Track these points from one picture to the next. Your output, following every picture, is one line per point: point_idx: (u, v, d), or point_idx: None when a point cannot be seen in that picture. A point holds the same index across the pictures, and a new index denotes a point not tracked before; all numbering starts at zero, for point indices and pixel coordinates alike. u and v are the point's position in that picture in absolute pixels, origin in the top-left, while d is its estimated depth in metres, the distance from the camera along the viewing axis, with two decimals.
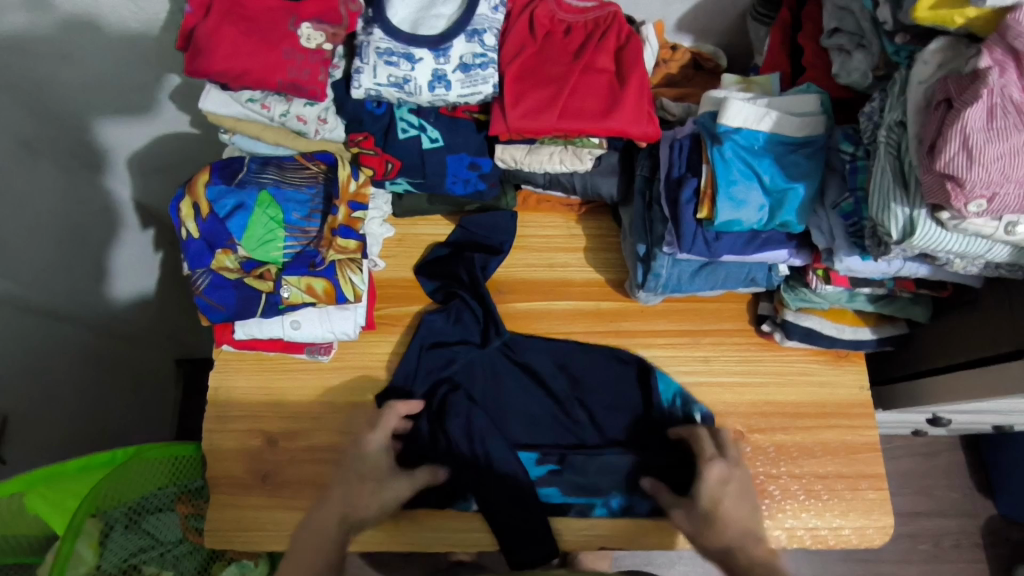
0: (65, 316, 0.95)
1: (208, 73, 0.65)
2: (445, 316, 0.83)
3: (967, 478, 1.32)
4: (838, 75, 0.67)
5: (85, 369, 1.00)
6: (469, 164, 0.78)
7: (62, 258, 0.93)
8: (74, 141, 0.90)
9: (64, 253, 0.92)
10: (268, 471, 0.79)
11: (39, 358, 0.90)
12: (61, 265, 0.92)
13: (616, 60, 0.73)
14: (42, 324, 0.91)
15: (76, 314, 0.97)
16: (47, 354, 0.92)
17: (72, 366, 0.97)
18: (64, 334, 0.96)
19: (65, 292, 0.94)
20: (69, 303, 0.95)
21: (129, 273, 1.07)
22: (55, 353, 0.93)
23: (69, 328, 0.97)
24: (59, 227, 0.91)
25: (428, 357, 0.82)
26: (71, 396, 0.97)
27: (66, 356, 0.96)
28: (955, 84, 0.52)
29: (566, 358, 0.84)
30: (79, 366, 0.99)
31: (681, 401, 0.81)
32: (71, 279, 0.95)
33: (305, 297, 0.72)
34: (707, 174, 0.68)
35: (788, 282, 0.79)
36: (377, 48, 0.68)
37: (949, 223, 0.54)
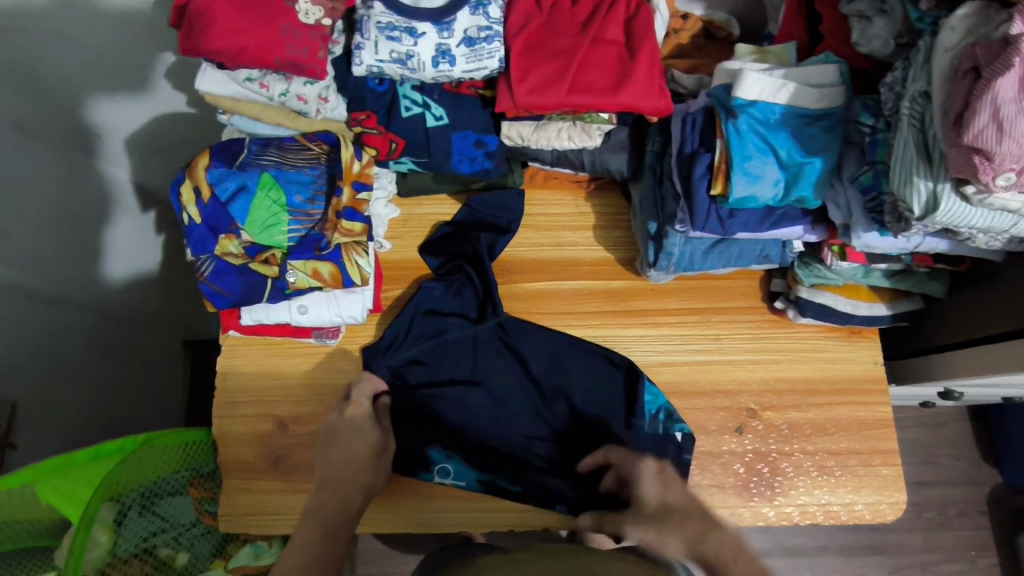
0: (71, 302, 0.94)
1: (204, 53, 0.62)
2: (444, 286, 0.82)
3: (973, 447, 1.32)
4: (857, 44, 0.65)
5: (92, 355, 0.99)
6: (475, 141, 0.76)
7: (63, 243, 0.91)
8: (66, 122, 0.89)
9: (64, 237, 0.91)
10: (280, 455, 0.78)
11: (46, 344, 0.89)
12: (63, 250, 0.91)
13: (626, 31, 0.70)
14: (48, 310, 0.90)
15: (82, 300, 0.96)
16: (56, 340, 0.91)
17: (79, 351, 0.97)
18: (71, 320, 0.95)
19: (70, 277, 0.93)
20: (74, 288, 0.94)
21: (131, 256, 1.06)
22: (63, 338, 0.93)
23: (75, 313, 0.96)
24: (56, 211, 0.90)
25: (422, 322, 0.81)
26: (79, 381, 0.96)
27: (73, 341, 0.95)
28: (984, 51, 0.49)
29: (559, 351, 0.83)
30: (86, 351, 0.98)
31: (665, 415, 0.79)
32: (74, 264, 0.94)
33: (312, 281, 0.71)
34: (721, 149, 0.66)
35: (802, 258, 0.78)
36: (378, 23, 0.66)
37: (974, 198, 0.52)
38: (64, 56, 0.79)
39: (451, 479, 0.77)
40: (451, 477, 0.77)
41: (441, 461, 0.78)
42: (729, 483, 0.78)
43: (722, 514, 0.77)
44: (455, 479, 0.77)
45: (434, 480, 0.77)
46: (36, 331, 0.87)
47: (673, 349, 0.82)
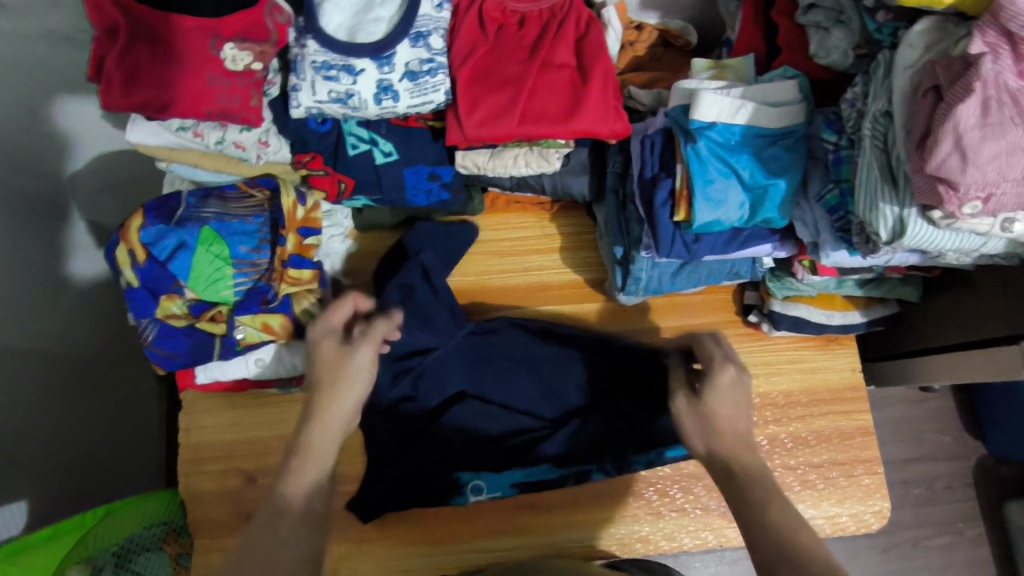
0: (40, 354, 0.90)
1: (127, 108, 0.59)
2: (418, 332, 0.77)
3: (957, 420, 1.33)
4: (816, 55, 0.62)
5: (71, 401, 0.95)
6: (429, 175, 0.73)
7: (22, 300, 0.86)
8: (14, 171, 0.82)
9: (22, 294, 0.86)
10: (251, 511, 0.76)
11: (18, 403, 0.85)
12: (20, 306, 0.86)
13: (577, 52, 0.67)
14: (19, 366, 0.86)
15: (51, 349, 0.92)
16: (30, 399, 0.87)
17: (57, 404, 0.92)
18: (45, 373, 0.90)
19: (29, 332, 0.88)
20: (35, 342, 0.89)
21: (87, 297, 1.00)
22: (33, 394, 0.88)
23: (47, 369, 0.91)
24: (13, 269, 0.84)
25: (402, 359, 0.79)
26: (55, 441, 0.92)
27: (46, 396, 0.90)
28: (945, 70, 0.47)
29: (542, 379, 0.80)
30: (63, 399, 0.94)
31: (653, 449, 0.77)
32: (33, 319, 0.88)
33: (262, 336, 0.68)
34: (682, 174, 0.64)
35: (773, 272, 0.75)
36: (313, 63, 0.62)
37: (941, 222, 0.50)
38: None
39: (486, 493, 0.76)
40: (485, 491, 0.76)
41: (471, 480, 0.76)
42: (713, 504, 0.77)
43: (708, 536, 0.76)
44: (491, 492, 0.76)
45: (470, 501, 0.76)
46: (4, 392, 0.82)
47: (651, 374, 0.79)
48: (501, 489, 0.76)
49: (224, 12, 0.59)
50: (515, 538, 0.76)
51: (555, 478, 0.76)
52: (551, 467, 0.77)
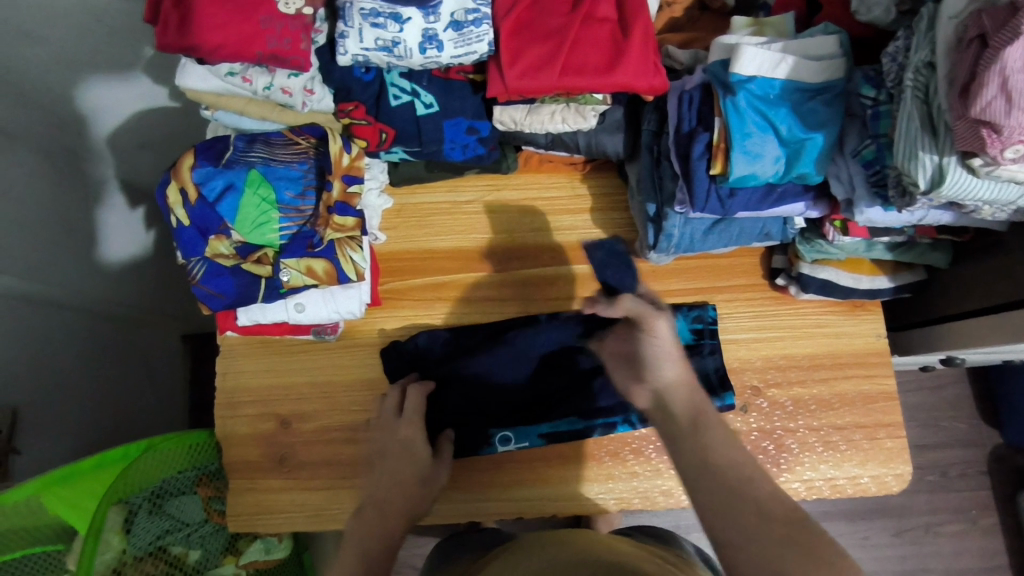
0: (69, 304, 0.92)
1: (181, 48, 0.60)
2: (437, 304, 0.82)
3: (974, 408, 1.33)
4: (856, 12, 0.62)
5: (95, 355, 0.98)
6: (467, 128, 0.74)
7: (53, 247, 0.88)
8: (56, 120, 0.84)
9: (53, 243, 0.88)
10: (285, 453, 0.78)
11: (48, 349, 0.87)
12: (53, 253, 0.88)
13: (618, 7, 0.68)
14: (48, 314, 0.88)
15: (79, 301, 0.94)
16: (59, 344, 0.90)
17: (82, 356, 0.95)
18: (72, 323, 0.93)
19: (60, 280, 0.90)
20: (66, 292, 0.91)
21: (115, 249, 1.02)
22: (63, 343, 0.90)
23: (74, 317, 0.94)
24: (46, 215, 0.86)
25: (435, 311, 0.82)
26: (81, 388, 0.94)
27: (73, 343, 0.93)
28: (991, 18, 0.47)
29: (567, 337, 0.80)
30: (88, 349, 0.96)
31: None
32: (64, 269, 0.90)
33: (305, 280, 0.70)
34: (720, 128, 0.64)
35: (804, 234, 0.76)
36: (361, 10, 0.64)
37: (981, 170, 0.51)
38: (32, 53, 0.75)
39: (514, 444, 0.77)
40: (513, 442, 0.77)
41: (500, 431, 0.77)
42: None
43: None
44: (518, 442, 0.77)
45: (499, 451, 0.77)
46: (34, 337, 0.85)
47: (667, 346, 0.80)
48: (529, 438, 0.77)
49: None
50: (540, 489, 0.78)
51: (580, 428, 0.77)
52: (576, 419, 0.78)
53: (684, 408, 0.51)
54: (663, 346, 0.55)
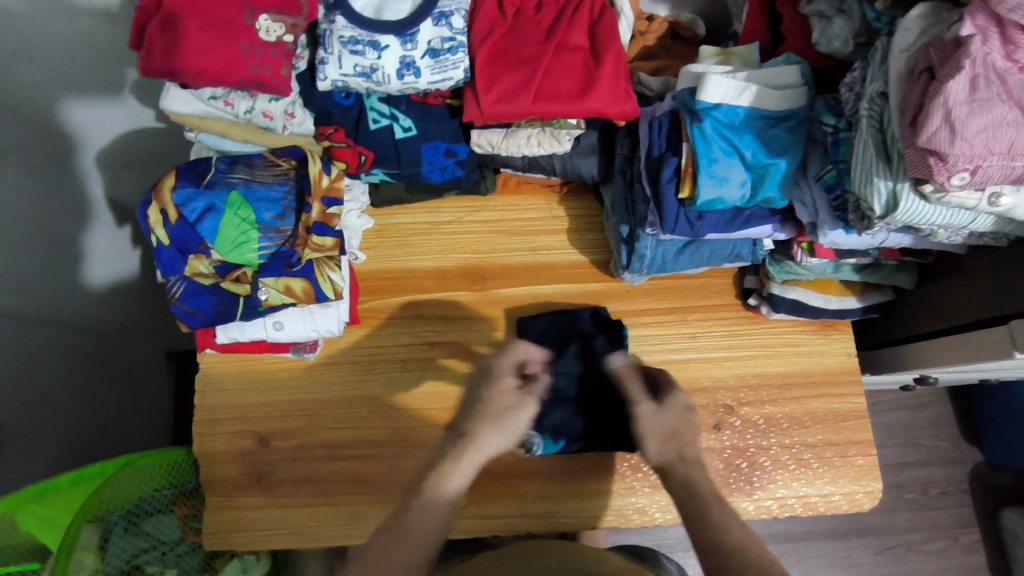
0: (53, 321, 0.93)
1: (163, 73, 0.62)
2: (414, 326, 0.83)
3: (952, 427, 1.34)
4: (817, 43, 0.65)
5: (79, 375, 0.98)
6: (445, 151, 0.76)
7: (43, 263, 0.88)
8: (52, 142, 0.85)
9: (43, 261, 0.88)
10: (263, 470, 0.78)
11: (33, 371, 0.88)
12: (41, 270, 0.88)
13: (590, 36, 0.70)
14: (34, 333, 0.88)
15: (63, 320, 0.95)
16: (40, 364, 0.90)
17: (64, 373, 0.95)
18: (57, 340, 0.93)
19: (48, 297, 0.90)
20: (52, 307, 0.91)
21: (106, 258, 1.03)
22: (47, 360, 0.91)
23: (56, 333, 0.94)
24: (38, 234, 0.87)
25: (419, 329, 0.83)
26: (64, 404, 0.95)
27: (54, 362, 0.93)
28: (938, 52, 0.50)
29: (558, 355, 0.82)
30: (70, 368, 0.97)
31: None
32: (52, 288, 0.91)
33: (284, 298, 0.71)
34: (687, 153, 0.67)
35: (773, 256, 0.79)
36: (341, 37, 0.66)
37: (931, 196, 0.53)
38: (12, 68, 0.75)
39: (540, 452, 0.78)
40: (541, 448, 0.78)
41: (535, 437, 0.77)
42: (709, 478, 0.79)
43: None
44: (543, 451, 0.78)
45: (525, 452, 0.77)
46: (17, 353, 0.85)
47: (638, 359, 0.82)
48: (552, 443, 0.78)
49: None
50: (517, 504, 0.78)
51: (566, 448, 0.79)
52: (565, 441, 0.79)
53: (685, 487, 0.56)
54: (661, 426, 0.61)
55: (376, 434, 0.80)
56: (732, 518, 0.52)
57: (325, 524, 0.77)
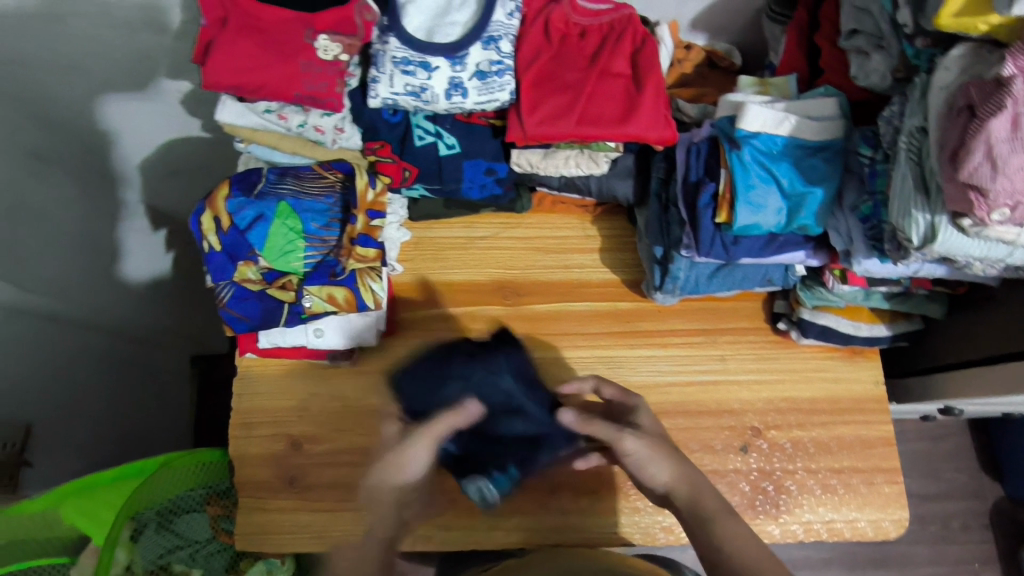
0: (88, 322, 0.96)
1: (224, 86, 0.65)
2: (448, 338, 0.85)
3: (974, 460, 1.33)
4: (856, 77, 0.68)
5: (110, 373, 1.01)
6: (486, 169, 0.78)
7: (71, 266, 0.91)
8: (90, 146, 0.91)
9: (72, 264, 0.91)
10: (295, 474, 0.80)
11: (64, 367, 0.91)
12: (70, 273, 0.91)
13: (632, 63, 0.73)
14: (66, 332, 0.91)
15: (97, 321, 0.98)
16: (72, 361, 0.92)
17: (95, 373, 0.97)
18: (87, 340, 0.96)
19: (82, 298, 0.93)
20: (86, 312, 0.94)
21: (128, 261, 1.04)
22: (77, 360, 0.93)
23: (88, 333, 0.97)
24: (67, 238, 0.90)
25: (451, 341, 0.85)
26: (92, 402, 0.97)
27: (87, 361, 0.96)
28: (978, 91, 0.52)
29: (587, 370, 0.84)
30: (101, 369, 0.99)
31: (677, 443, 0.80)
32: (83, 290, 0.94)
33: (327, 306, 0.73)
34: (725, 179, 0.68)
35: (804, 281, 0.80)
36: (394, 58, 0.69)
37: (970, 230, 0.54)
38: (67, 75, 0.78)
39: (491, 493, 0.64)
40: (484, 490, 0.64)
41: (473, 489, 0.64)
42: (734, 500, 0.79)
43: None
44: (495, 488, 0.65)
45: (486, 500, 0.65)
46: (52, 350, 0.88)
47: (666, 378, 0.83)
48: (504, 475, 0.65)
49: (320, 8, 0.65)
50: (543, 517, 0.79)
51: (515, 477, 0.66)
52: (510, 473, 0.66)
53: (688, 505, 0.61)
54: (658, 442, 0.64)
55: None
56: (741, 531, 0.57)
57: (353, 530, 0.78)
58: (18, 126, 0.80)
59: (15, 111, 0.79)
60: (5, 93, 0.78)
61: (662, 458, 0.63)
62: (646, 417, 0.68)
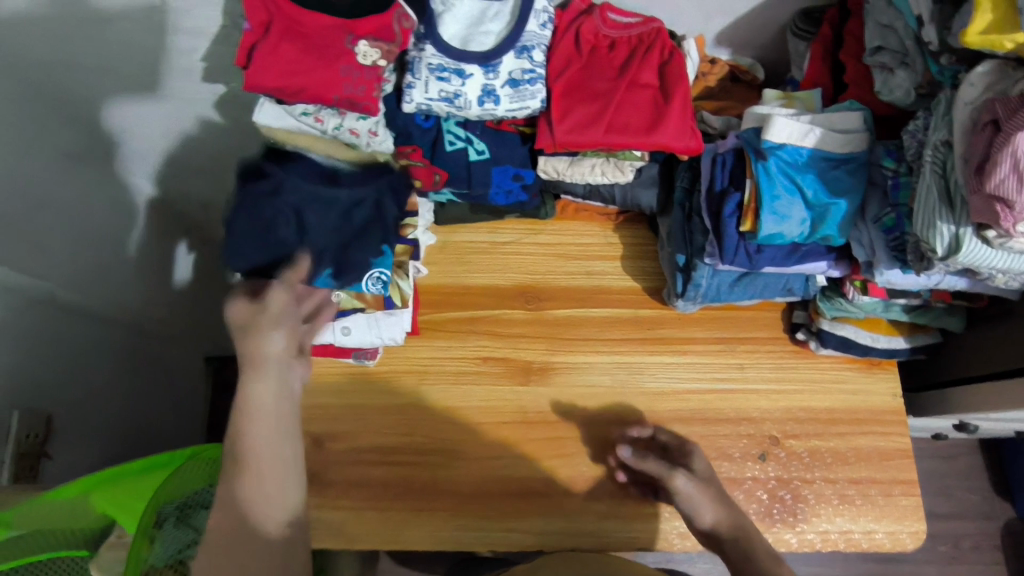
0: (104, 317, 0.97)
1: (266, 89, 0.67)
2: (470, 340, 0.86)
3: (986, 480, 1.33)
4: (879, 92, 0.69)
5: (125, 370, 1.02)
6: (514, 175, 0.80)
7: (95, 262, 0.93)
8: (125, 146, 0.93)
9: (94, 261, 0.93)
10: (317, 471, 0.81)
11: (81, 359, 0.92)
12: (93, 268, 0.93)
13: (660, 75, 0.75)
14: (79, 322, 0.92)
15: (115, 315, 0.99)
16: (87, 352, 0.94)
17: (110, 368, 0.99)
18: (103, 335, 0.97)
19: (101, 289, 0.95)
20: (104, 305, 0.96)
21: (151, 261, 1.06)
22: (93, 354, 0.95)
23: (105, 328, 0.98)
24: (92, 233, 0.92)
25: (473, 343, 0.86)
26: (107, 395, 0.98)
27: (103, 355, 0.97)
28: (1003, 106, 0.53)
29: (606, 375, 0.85)
30: (115, 364, 1.00)
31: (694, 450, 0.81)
32: (105, 285, 0.96)
33: (355, 301, 0.77)
34: (750, 188, 0.70)
35: (824, 292, 0.81)
36: (429, 64, 0.71)
37: (994, 241, 0.55)
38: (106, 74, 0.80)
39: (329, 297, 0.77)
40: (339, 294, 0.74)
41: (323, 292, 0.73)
42: (752, 509, 0.80)
43: None
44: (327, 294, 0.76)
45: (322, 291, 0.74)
46: (70, 342, 0.90)
47: (684, 385, 0.84)
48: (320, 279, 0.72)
49: (358, 14, 0.67)
50: (561, 521, 0.79)
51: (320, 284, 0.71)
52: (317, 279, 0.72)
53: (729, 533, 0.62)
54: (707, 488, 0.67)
55: (426, 444, 0.82)
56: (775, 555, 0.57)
57: (373, 529, 0.79)
58: (50, 126, 0.81)
59: (46, 111, 0.81)
60: (47, 95, 0.80)
61: (710, 503, 0.65)
62: (700, 461, 0.72)
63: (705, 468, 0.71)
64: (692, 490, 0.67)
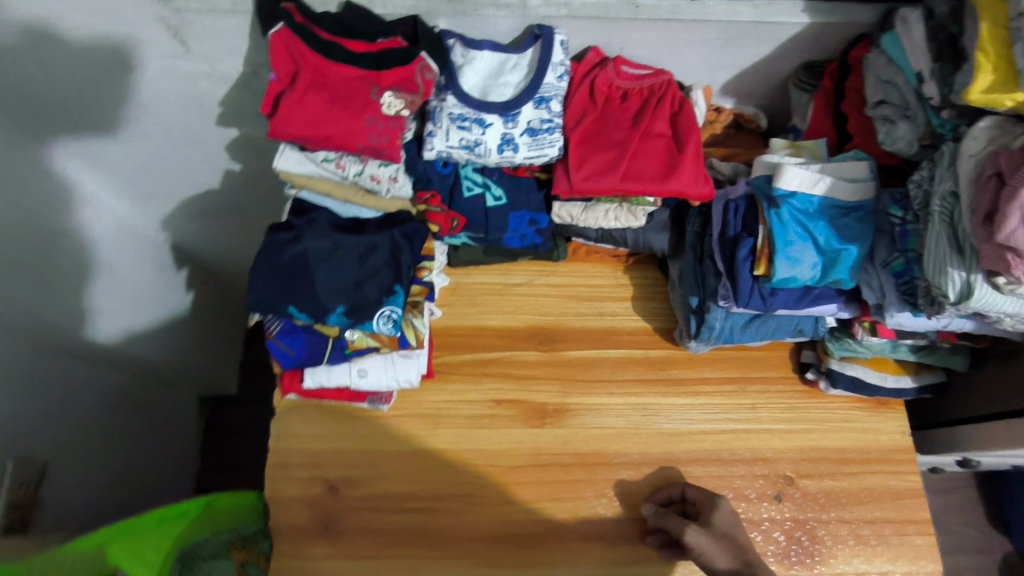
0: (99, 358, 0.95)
1: (292, 137, 0.69)
2: (485, 382, 0.86)
3: (984, 515, 1.34)
4: (884, 143, 0.72)
5: (117, 413, 1.00)
6: (530, 220, 0.81)
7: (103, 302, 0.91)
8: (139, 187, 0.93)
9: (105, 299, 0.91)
10: (331, 518, 0.79)
11: (76, 402, 0.90)
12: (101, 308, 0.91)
13: (672, 124, 0.77)
14: (72, 363, 0.90)
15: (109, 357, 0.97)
16: (78, 393, 0.91)
17: (102, 411, 0.97)
18: (93, 376, 0.95)
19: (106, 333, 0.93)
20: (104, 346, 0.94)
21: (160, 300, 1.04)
22: (85, 398, 0.93)
23: (97, 369, 0.96)
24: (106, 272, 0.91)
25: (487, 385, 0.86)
26: (99, 441, 0.96)
27: (94, 398, 0.95)
28: (1007, 159, 0.56)
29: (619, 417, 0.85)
30: (108, 407, 0.98)
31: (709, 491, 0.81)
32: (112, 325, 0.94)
33: (369, 341, 0.75)
34: (764, 234, 0.72)
35: (833, 333, 0.83)
36: (450, 114, 0.73)
37: (1005, 287, 0.58)
38: (120, 118, 0.80)
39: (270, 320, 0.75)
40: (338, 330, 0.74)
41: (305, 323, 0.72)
42: (769, 551, 0.79)
43: None
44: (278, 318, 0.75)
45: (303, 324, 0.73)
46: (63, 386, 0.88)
47: (697, 425, 0.85)
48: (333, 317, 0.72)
49: (384, 66, 0.69)
50: (578, 566, 0.78)
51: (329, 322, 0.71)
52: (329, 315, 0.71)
53: None
54: (725, 537, 0.70)
55: (441, 489, 0.81)
56: None
57: None
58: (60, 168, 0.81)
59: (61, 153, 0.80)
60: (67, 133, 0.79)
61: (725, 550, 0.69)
62: (721, 513, 0.74)
63: (727, 517, 0.74)
64: (706, 542, 0.70)
